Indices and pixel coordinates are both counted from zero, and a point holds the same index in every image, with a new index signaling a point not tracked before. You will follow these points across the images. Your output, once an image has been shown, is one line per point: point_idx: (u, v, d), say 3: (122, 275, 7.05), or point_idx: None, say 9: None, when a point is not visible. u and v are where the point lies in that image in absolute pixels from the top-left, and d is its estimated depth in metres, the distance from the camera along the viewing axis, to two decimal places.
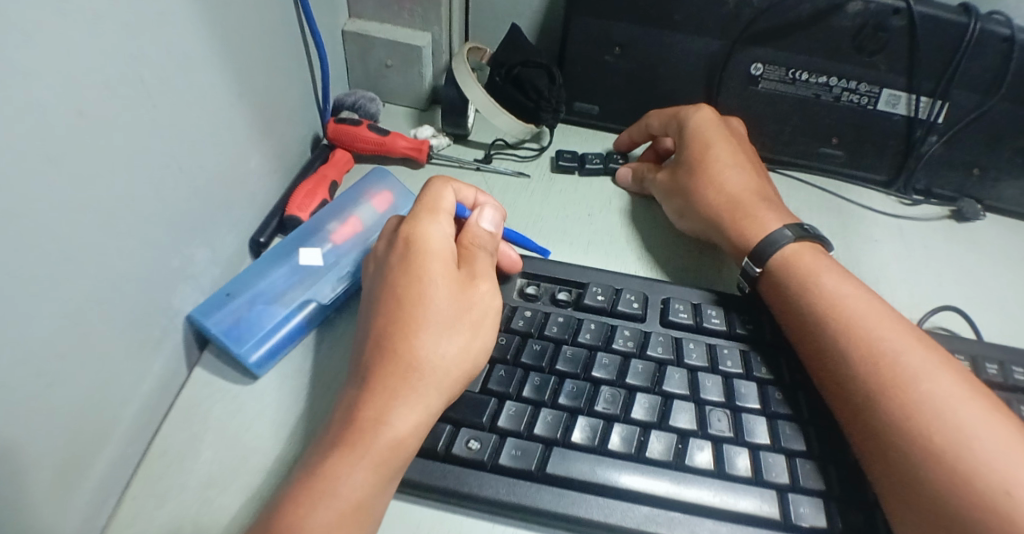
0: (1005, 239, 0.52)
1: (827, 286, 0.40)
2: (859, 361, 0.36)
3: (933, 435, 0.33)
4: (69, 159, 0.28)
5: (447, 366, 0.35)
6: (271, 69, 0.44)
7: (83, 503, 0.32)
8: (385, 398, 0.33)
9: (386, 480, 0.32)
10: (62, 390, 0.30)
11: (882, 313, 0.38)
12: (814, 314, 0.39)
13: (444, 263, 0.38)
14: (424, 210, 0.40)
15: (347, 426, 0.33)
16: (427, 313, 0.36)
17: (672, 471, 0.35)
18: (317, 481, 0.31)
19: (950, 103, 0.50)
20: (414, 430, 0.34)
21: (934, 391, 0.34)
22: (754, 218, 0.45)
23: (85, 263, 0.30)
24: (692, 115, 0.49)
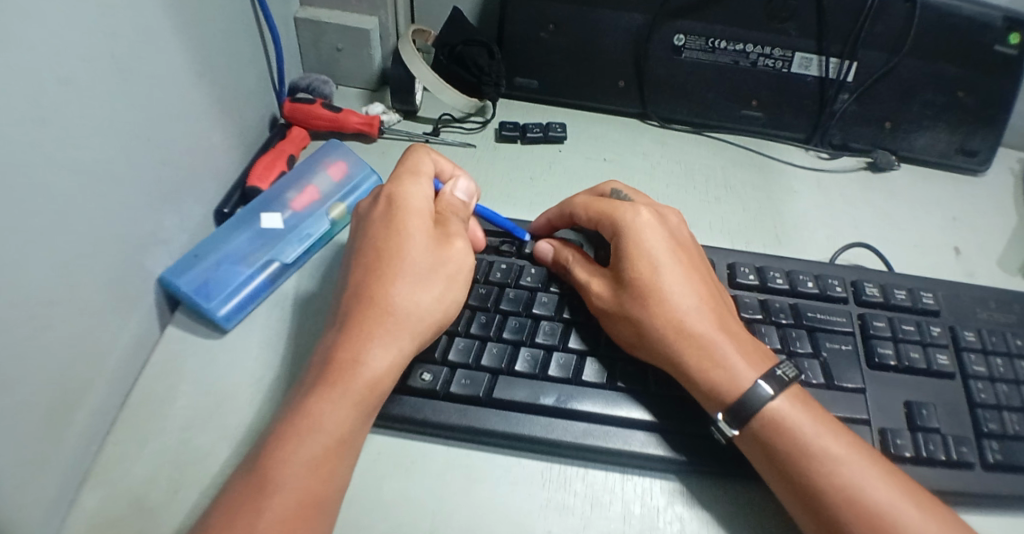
0: (918, 186, 0.57)
1: (693, 313, 0.38)
2: (732, 402, 0.36)
3: (803, 469, 0.34)
4: (54, 117, 0.32)
5: (425, 312, 0.38)
6: (230, 51, 0.47)
7: (70, 443, 0.35)
8: (365, 341, 0.36)
9: (363, 418, 0.35)
10: (49, 332, 0.33)
11: (708, 324, 0.38)
12: (675, 340, 0.38)
13: (419, 220, 0.41)
14: (406, 173, 0.43)
15: (328, 367, 0.35)
16: (402, 265, 0.39)
17: (606, 391, 0.39)
18: (302, 417, 0.34)
19: (858, 62, 0.54)
20: (391, 370, 0.36)
21: (810, 428, 0.35)
22: (645, 240, 0.41)
23: (70, 217, 0.34)
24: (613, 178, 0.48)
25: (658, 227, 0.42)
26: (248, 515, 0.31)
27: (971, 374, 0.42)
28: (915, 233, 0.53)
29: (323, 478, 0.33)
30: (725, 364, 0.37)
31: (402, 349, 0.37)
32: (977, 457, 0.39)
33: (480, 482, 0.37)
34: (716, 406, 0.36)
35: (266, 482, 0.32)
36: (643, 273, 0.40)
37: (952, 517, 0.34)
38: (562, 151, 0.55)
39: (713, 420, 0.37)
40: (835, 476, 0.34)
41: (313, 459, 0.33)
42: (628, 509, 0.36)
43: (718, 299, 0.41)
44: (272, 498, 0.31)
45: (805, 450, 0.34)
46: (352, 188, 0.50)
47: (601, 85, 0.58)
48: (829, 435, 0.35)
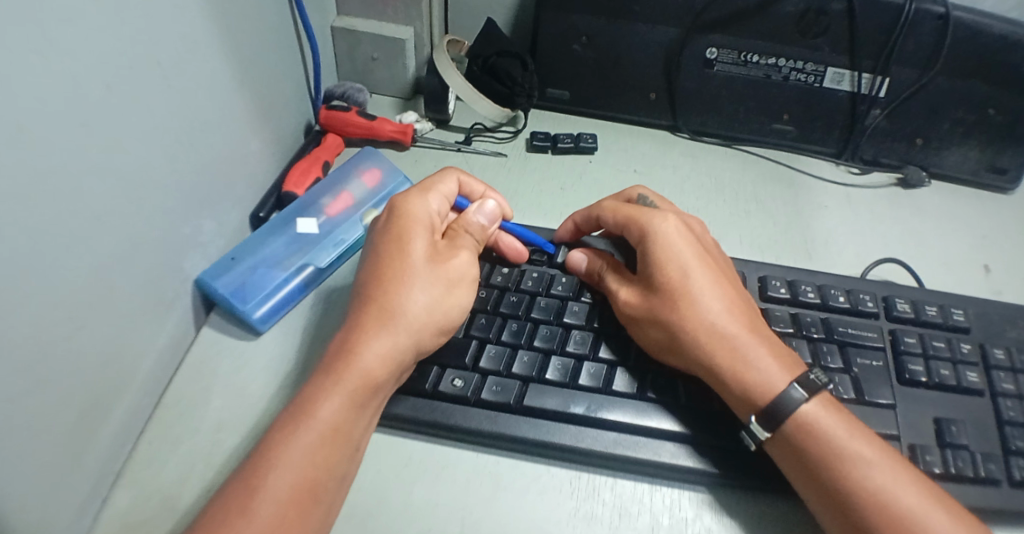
0: (948, 203, 0.57)
1: (726, 319, 0.39)
2: (765, 406, 0.36)
3: (828, 468, 0.34)
4: (98, 123, 0.33)
5: (423, 310, 0.38)
6: (269, 59, 0.48)
7: (107, 441, 0.36)
8: (364, 339, 0.37)
9: (359, 411, 0.35)
10: (89, 330, 0.34)
11: (740, 328, 0.38)
12: (706, 344, 0.38)
13: (424, 228, 0.42)
14: (417, 189, 0.43)
15: (330, 363, 0.36)
16: (404, 267, 0.39)
17: (636, 401, 0.39)
18: (301, 409, 0.35)
19: (892, 77, 0.54)
20: (389, 365, 0.37)
21: (831, 426, 0.35)
22: (673, 246, 0.41)
23: (113, 220, 0.35)
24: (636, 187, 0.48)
25: (685, 233, 0.42)
26: (243, 498, 0.31)
27: (999, 392, 0.42)
28: (944, 250, 0.53)
29: (317, 466, 0.33)
30: (758, 368, 0.37)
31: (399, 346, 0.37)
32: (1004, 474, 0.39)
33: (509, 489, 0.37)
34: (750, 410, 0.37)
35: (262, 467, 0.32)
36: (674, 278, 0.40)
37: (974, 518, 0.34)
38: (592, 163, 0.56)
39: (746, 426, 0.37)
40: (858, 476, 0.34)
41: (309, 449, 0.33)
42: (657, 520, 0.36)
43: (751, 308, 0.41)
44: (265, 483, 0.32)
45: (831, 450, 0.35)
46: (385, 194, 0.51)
47: (631, 97, 0.58)
48: (847, 434, 0.35)
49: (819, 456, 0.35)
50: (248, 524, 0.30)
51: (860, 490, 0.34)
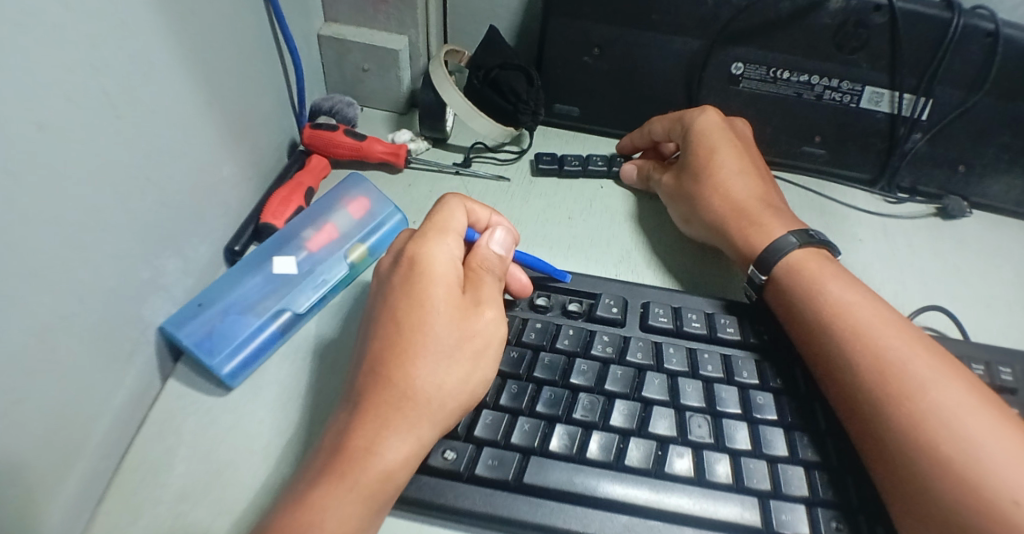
0: (991, 236, 0.52)
1: (747, 192, 0.46)
2: (821, 330, 0.38)
3: (819, 326, 0.39)
4: (30, 169, 0.28)
5: (446, 394, 0.34)
6: (244, 75, 0.43)
7: (54, 521, 0.32)
8: (380, 430, 0.32)
9: (373, 513, 0.31)
10: (26, 406, 0.29)
11: (826, 270, 0.41)
12: (783, 275, 0.41)
13: (448, 288, 0.36)
14: (433, 231, 0.38)
15: (338, 455, 0.32)
16: (426, 340, 0.35)
17: (651, 479, 0.35)
18: (304, 513, 0.30)
19: (935, 99, 0.49)
20: (407, 463, 0.33)
21: (849, 304, 0.39)
22: (742, 200, 0.45)
23: (52, 278, 0.30)
24: (696, 118, 0.49)
25: (752, 192, 0.46)
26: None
27: None
28: (986, 291, 0.48)
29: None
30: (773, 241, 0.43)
31: (421, 434, 0.33)
32: None
33: None
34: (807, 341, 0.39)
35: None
36: (715, 177, 0.46)
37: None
38: (603, 189, 0.51)
39: (809, 372, 0.39)
40: (847, 329, 0.38)
41: None
42: None
43: (776, 193, 0.47)
44: None
45: (819, 303, 0.39)
46: (373, 227, 0.46)
47: (648, 115, 0.53)
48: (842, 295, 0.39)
49: (809, 312, 0.39)
50: None
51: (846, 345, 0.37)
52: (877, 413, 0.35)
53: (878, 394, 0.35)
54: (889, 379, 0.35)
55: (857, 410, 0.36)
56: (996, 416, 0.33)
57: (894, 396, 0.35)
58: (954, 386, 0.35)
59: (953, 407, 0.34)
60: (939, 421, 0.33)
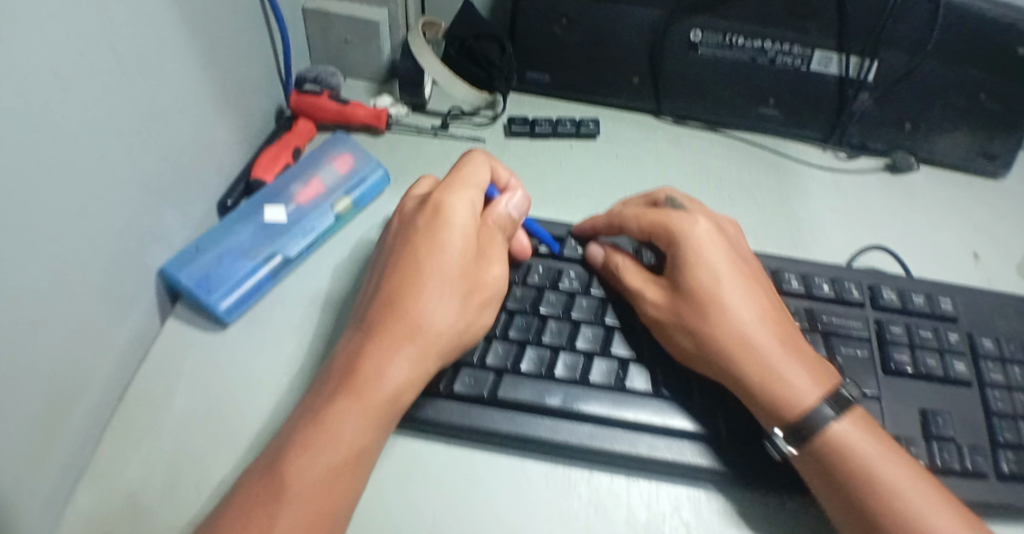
0: (938, 189, 0.56)
1: (720, 261, 0.39)
2: (790, 416, 0.35)
3: (773, 400, 0.35)
4: (49, 111, 0.31)
5: (451, 331, 0.37)
6: (237, 42, 0.47)
7: (63, 443, 0.35)
8: (389, 353, 0.35)
9: (381, 432, 0.34)
10: (42, 331, 0.32)
11: (773, 323, 0.38)
12: (736, 352, 0.37)
13: (466, 236, 0.39)
14: (456, 183, 0.41)
15: (348, 375, 0.35)
16: (438, 279, 0.38)
17: (613, 393, 0.38)
18: (321, 428, 0.33)
19: (880, 61, 0.53)
20: (410, 385, 0.35)
21: (796, 378, 0.36)
22: (704, 254, 0.39)
23: (66, 215, 0.33)
24: (684, 232, 0.40)
25: (720, 242, 0.40)
26: (259, 524, 0.29)
27: (988, 382, 0.41)
28: (932, 237, 0.52)
29: (337, 493, 0.32)
30: (731, 308, 0.38)
31: (428, 365, 0.36)
32: (991, 468, 0.38)
33: (482, 483, 0.37)
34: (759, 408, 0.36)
35: (281, 489, 0.31)
36: (670, 239, 0.41)
37: (972, 517, 0.33)
38: (572, 148, 0.55)
39: (769, 435, 0.36)
40: (803, 408, 0.35)
41: (330, 467, 0.32)
42: (633, 515, 0.36)
43: (751, 264, 0.41)
44: (286, 503, 0.30)
45: (772, 379, 0.36)
46: (357, 181, 0.49)
47: (614, 81, 0.57)
48: (795, 363, 0.36)
49: (759, 381, 0.36)
50: None
51: (806, 426, 0.34)
52: (855, 507, 0.33)
53: (860, 486, 0.33)
54: (869, 473, 0.33)
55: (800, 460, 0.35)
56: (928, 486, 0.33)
57: (875, 488, 0.33)
58: (895, 461, 0.33)
59: (890, 476, 0.33)
60: (920, 515, 0.32)
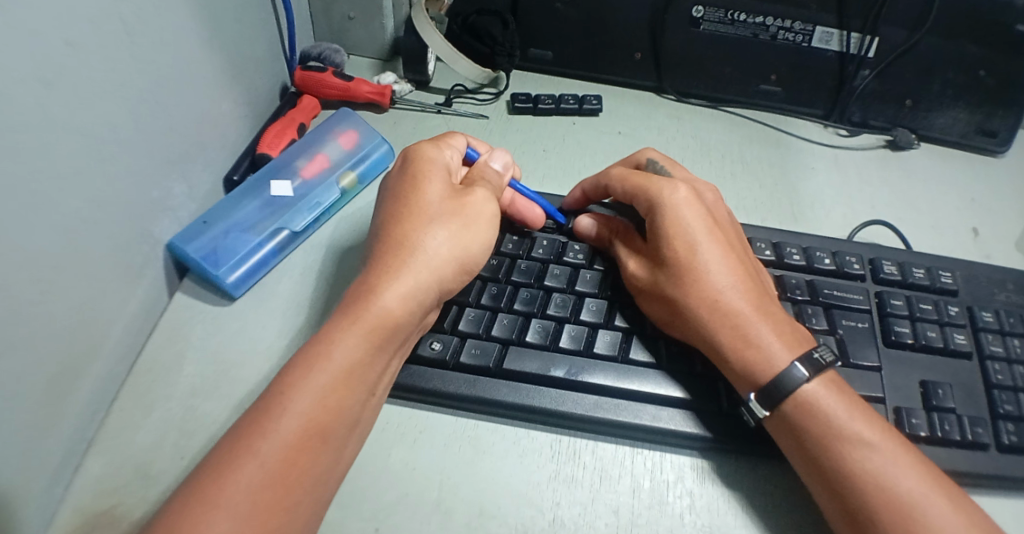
0: (939, 166, 0.56)
1: (696, 220, 0.40)
2: (765, 383, 0.35)
3: (747, 365, 0.36)
4: (61, 79, 0.31)
5: (445, 252, 0.38)
6: (243, 16, 0.47)
7: (76, 408, 0.35)
8: (381, 276, 0.37)
9: (377, 353, 0.35)
10: (55, 297, 0.33)
11: (747, 287, 0.38)
12: (710, 318, 0.37)
13: (443, 177, 0.41)
14: (432, 141, 0.44)
15: (346, 302, 0.36)
16: (424, 209, 0.39)
17: (617, 364, 0.39)
18: (318, 347, 0.34)
19: (881, 37, 0.53)
20: (405, 305, 0.36)
21: (765, 340, 0.36)
22: (680, 215, 0.40)
23: (77, 182, 0.33)
24: (663, 194, 0.41)
25: (695, 203, 0.41)
26: (253, 437, 0.31)
27: (989, 355, 0.41)
28: (933, 213, 0.52)
29: (330, 409, 0.32)
30: (705, 276, 0.38)
31: (422, 295, 0.37)
32: (992, 439, 0.38)
33: (489, 453, 0.37)
34: (739, 378, 0.37)
35: (279, 407, 0.32)
36: (650, 200, 0.41)
37: (952, 484, 0.34)
38: (575, 124, 0.55)
39: (745, 402, 0.37)
40: (772, 370, 0.36)
41: (324, 388, 0.33)
42: (637, 483, 0.36)
43: (726, 225, 0.42)
44: (278, 422, 0.31)
45: (743, 343, 0.37)
46: (362, 156, 0.50)
47: (617, 57, 0.58)
48: (766, 327, 0.37)
49: (732, 351, 0.37)
50: (255, 465, 0.30)
51: (782, 388, 0.35)
52: (820, 464, 0.34)
53: (821, 443, 0.34)
54: (833, 430, 0.34)
55: (784, 431, 0.35)
56: (901, 449, 0.34)
57: (841, 446, 0.34)
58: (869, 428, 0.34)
59: (866, 442, 0.34)
60: (878, 469, 0.33)
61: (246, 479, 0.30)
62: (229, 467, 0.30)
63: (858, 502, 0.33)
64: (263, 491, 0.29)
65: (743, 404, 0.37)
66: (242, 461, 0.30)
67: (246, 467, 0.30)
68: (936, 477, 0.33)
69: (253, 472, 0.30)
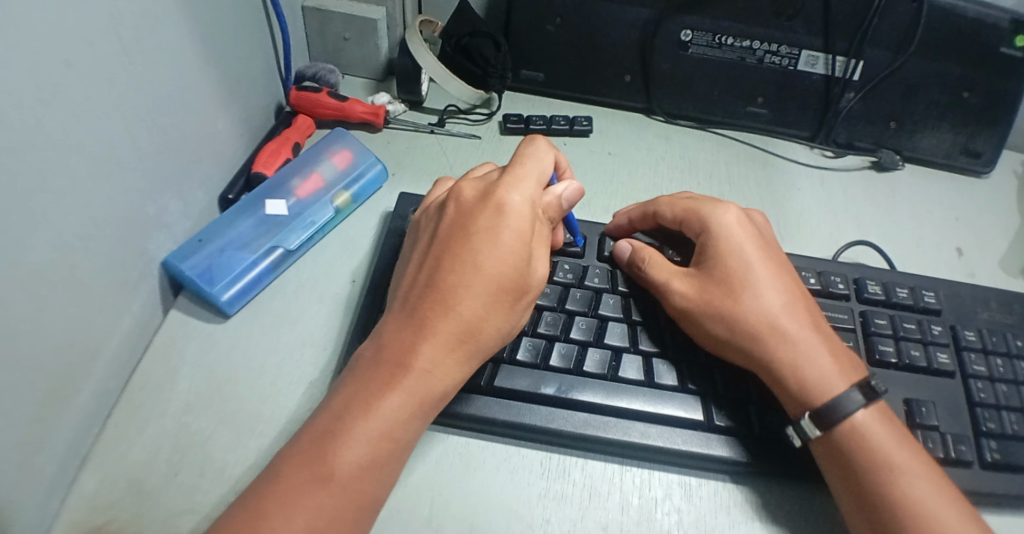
0: (923, 186, 0.57)
1: (751, 247, 0.41)
2: (822, 404, 0.36)
3: (801, 382, 0.37)
4: (58, 101, 0.32)
5: (495, 329, 0.36)
6: (239, 38, 0.48)
7: (68, 426, 0.35)
8: (434, 341, 0.35)
9: (417, 420, 0.34)
10: (49, 313, 0.33)
11: (801, 312, 0.39)
12: (767, 336, 0.38)
13: (516, 228, 0.37)
14: (517, 178, 0.39)
15: (395, 359, 0.34)
16: (485, 270, 0.36)
17: (605, 381, 0.39)
18: (366, 407, 0.33)
19: (865, 61, 0.55)
20: (448, 378, 0.35)
21: (816, 359, 0.37)
22: (735, 238, 0.41)
23: (72, 201, 0.34)
24: (718, 217, 0.42)
25: (747, 228, 0.42)
26: (297, 495, 0.30)
27: (972, 373, 0.42)
28: (918, 233, 0.53)
29: (370, 475, 0.32)
30: (763, 296, 0.39)
31: (508, 316, 0.37)
32: (975, 456, 0.39)
33: (479, 471, 0.38)
34: (794, 398, 0.37)
35: (341, 429, 0.32)
36: (703, 221, 0.43)
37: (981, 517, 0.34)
38: (566, 144, 0.56)
39: (792, 423, 0.37)
40: (830, 393, 0.36)
41: (369, 453, 0.32)
42: (626, 500, 0.37)
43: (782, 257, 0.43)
44: (324, 487, 0.30)
45: (800, 361, 0.37)
46: (357, 175, 0.51)
47: (607, 78, 0.59)
48: (823, 349, 0.38)
49: (791, 371, 0.37)
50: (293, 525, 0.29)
51: (837, 407, 0.36)
52: (863, 490, 0.34)
53: (868, 466, 0.35)
54: (879, 457, 0.35)
55: (833, 458, 0.36)
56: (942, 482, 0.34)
57: (884, 472, 0.34)
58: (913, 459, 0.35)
59: (910, 470, 0.34)
60: (922, 498, 0.33)
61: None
62: (288, 482, 0.30)
63: (897, 525, 0.33)
64: None
65: (792, 424, 0.37)
66: (304, 481, 0.30)
67: (307, 486, 0.30)
68: (970, 510, 0.34)
69: (302, 519, 0.29)
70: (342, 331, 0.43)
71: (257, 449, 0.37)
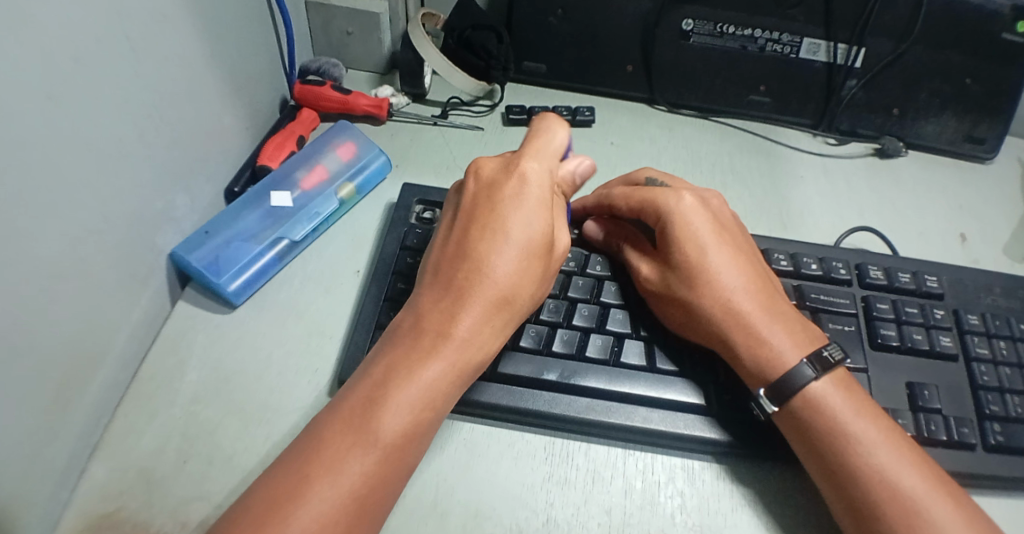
0: (927, 173, 0.57)
1: (703, 225, 0.41)
2: (775, 381, 0.37)
3: (758, 362, 0.38)
4: (66, 96, 0.32)
5: (525, 295, 0.37)
6: (242, 32, 0.48)
7: (81, 415, 0.36)
8: (466, 306, 0.35)
9: (455, 386, 0.34)
10: (60, 306, 0.34)
11: (756, 288, 0.40)
12: (723, 319, 0.39)
13: (539, 196, 0.38)
14: (532, 149, 0.40)
15: (426, 326, 0.35)
16: (509, 235, 0.37)
17: (608, 368, 0.40)
18: (400, 373, 0.33)
19: (867, 48, 0.55)
20: (483, 342, 0.35)
21: (776, 343, 0.38)
22: (689, 223, 0.41)
23: (82, 195, 0.34)
24: (671, 204, 0.42)
25: (700, 209, 0.42)
26: (332, 456, 0.30)
27: (976, 357, 0.42)
28: (922, 221, 0.53)
29: (409, 437, 0.32)
30: (717, 277, 0.40)
31: (541, 280, 0.38)
32: (978, 439, 0.39)
33: (483, 457, 0.38)
34: (758, 383, 0.38)
35: (378, 396, 0.32)
36: (658, 211, 0.42)
37: (956, 485, 0.34)
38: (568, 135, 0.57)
39: (755, 398, 0.38)
40: (783, 367, 0.37)
41: (406, 418, 0.32)
42: (630, 484, 0.37)
43: (726, 214, 0.44)
44: (361, 449, 0.30)
45: (756, 342, 0.38)
46: (360, 168, 0.51)
47: (609, 69, 0.59)
48: (779, 326, 0.38)
49: (746, 350, 0.38)
50: (332, 482, 0.29)
51: (789, 386, 0.36)
52: (825, 459, 0.35)
53: (830, 437, 0.35)
54: (837, 426, 0.35)
55: (796, 429, 0.36)
56: (907, 449, 0.35)
57: (844, 441, 0.35)
58: (873, 426, 0.35)
59: (869, 437, 0.35)
60: (883, 467, 0.34)
61: (322, 499, 0.29)
62: (327, 447, 0.30)
63: (861, 497, 0.34)
64: (336, 512, 0.29)
65: (754, 400, 0.38)
66: (346, 446, 0.30)
67: (348, 450, 0.30)
68: (941, 480, 0.34)
69: (341, 478, 0.29)
70: (347, 321, 0.44)
71: (265, 438, 0.38)
